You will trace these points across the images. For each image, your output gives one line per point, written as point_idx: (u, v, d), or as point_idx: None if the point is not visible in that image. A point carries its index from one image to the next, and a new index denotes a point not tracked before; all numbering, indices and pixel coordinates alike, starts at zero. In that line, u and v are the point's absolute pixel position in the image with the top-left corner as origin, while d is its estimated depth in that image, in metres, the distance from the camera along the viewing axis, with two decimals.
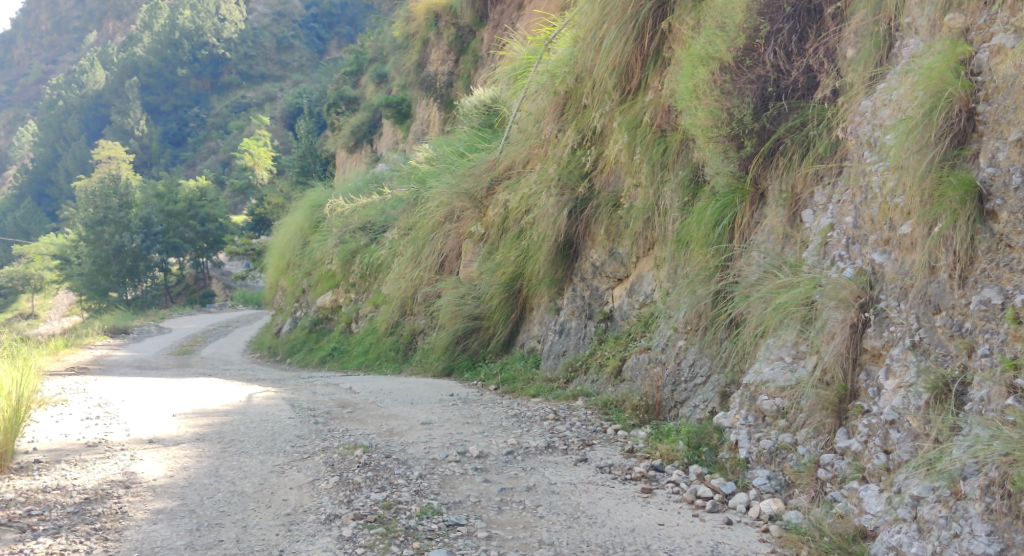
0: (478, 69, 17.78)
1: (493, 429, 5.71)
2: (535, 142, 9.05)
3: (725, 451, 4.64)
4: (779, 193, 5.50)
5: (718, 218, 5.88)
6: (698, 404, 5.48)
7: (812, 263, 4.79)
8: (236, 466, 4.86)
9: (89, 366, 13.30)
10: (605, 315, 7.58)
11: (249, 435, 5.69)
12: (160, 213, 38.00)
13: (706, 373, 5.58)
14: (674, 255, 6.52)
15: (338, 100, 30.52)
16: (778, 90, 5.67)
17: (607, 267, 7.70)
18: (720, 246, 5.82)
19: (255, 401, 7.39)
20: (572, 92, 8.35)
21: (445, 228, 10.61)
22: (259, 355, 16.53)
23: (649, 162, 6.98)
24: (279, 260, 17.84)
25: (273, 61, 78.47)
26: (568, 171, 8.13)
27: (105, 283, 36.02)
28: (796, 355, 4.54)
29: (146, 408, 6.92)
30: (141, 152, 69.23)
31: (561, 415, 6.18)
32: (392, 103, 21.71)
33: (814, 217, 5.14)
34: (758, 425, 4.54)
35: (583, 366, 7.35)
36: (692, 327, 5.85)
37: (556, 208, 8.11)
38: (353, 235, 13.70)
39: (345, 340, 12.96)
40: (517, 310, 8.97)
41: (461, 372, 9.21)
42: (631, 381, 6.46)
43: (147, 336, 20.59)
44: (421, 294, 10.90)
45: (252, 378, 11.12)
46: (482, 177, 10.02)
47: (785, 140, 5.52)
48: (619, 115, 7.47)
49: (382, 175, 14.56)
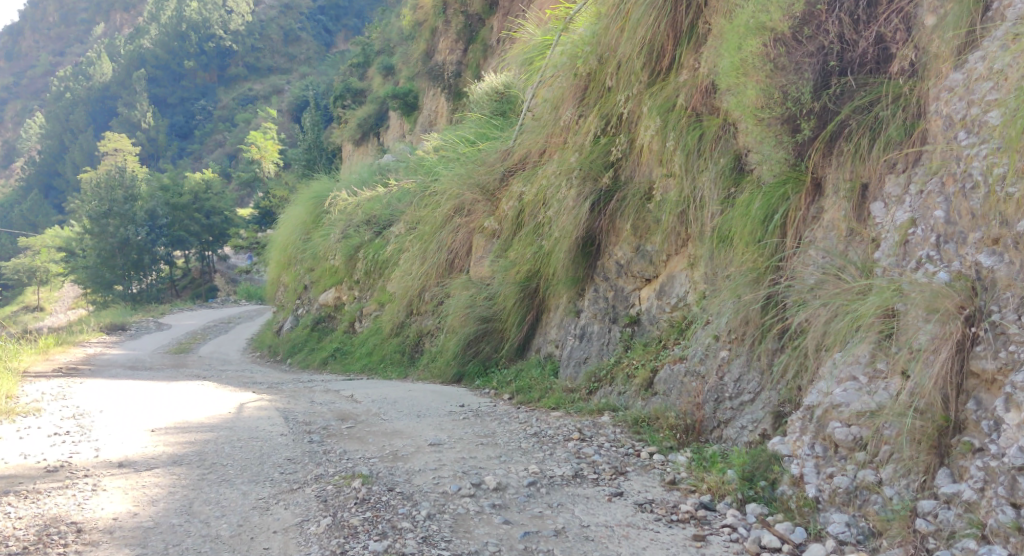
0: (487, 58, 17.05)
1: (510, 451, 5.02)
2: (552, 129, 8.31)
3: (786, 485, 3.95)
4: (839, 184, 4.82)
5: (768, 212, 5.22)
6: (746, 425, 4.89)
7: (888, 265, 4.13)
8: (214, 499, 4.20)
9: (79, 366, 12.63)
10: (631, 319, 6.88)
11: (233, 458, 5.02)
12: (165, 206, 37.42)
13: (756, 389, 4.97)
14: (714, 253, 5.86)
15: (344, 93, 29.79)
16: (843, 65, 4.94)
17: (633, 265, 7.00)
18: (769, 244, 5.16)
19: (246, 413, 6.71)
20: (595, 74, 7.60)
21: (454, 222, 9.93)
22: (259, 354, 15.84)
23: (683, 149, 6.29)
24: (280, 254, 17.16)
25: (280, 54, 77.62)
26: (590, 161, 7.35)
27: (110, 277, 35.39)
28: (874, 375, 3.85)
29: (124, 421, 6.25)
30: (148, 144, 68.58)
31: (587, 434, 5.48)
32: (398, 94, 21.06)
33: (886, 210, 4.45)
34: (827, 457, 3.84)
35: (607, 376, 6.64)
36: (737, 337, 5.21)
37: (578, 200, 7.37)
38: (357, 230, 13.08)
39: (348, 340, 12.28)
40: (533, 312, 8.25)
41: (472, 379, 8.47)
42: (664, 394, 5.78)
43: (146, 333, 19.89)
44: (428, 293, 10.18)
45: (249, 382, 10.41)
46: (494, 167, 9.34)
47: (850, 122, 4.80)
48: (649, 98, 6.79)
49: (388, 167, 13.91)
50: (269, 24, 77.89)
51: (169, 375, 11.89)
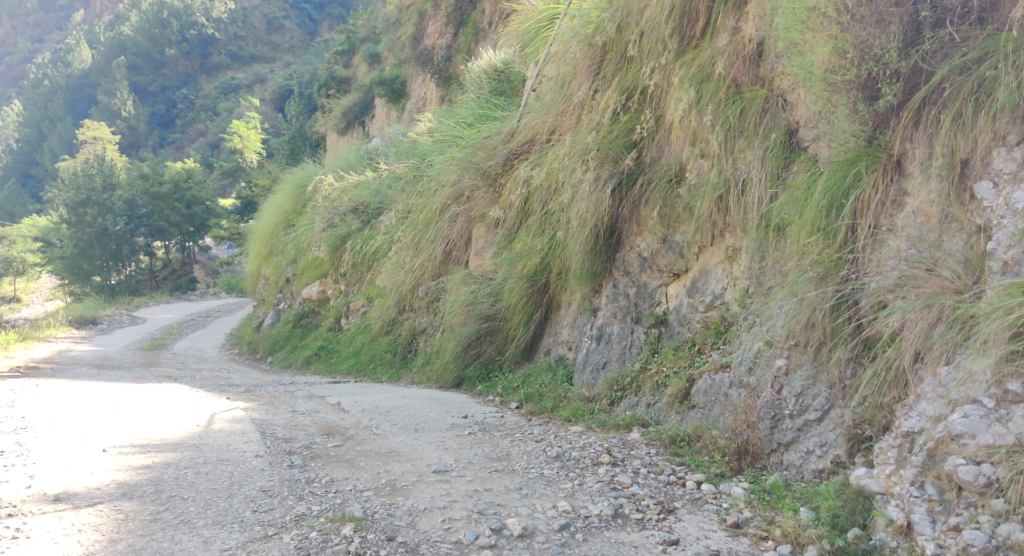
0: (479, 42, 16.20)
1: (531, 481, 4.18)
2: (562, 107, 7.49)
3: (886, 534, 3.23)
4: (930, 161, 4.03)
5: (833, 198, 4.43)
6: (813, 449, 4.11)
7: (1011, 259, 3.41)
8: (167, 551, 3.38)
9: (40, 366, 11.61)
10: (657, 319, 6.04)
11: (197, 489, 4.16)
12: (144, 195, 36.15)
13: (825, 406, 4.17)
14: (765, 242, 5.08)
15: (329, 80, 28.71)
16: (937, 14, 4.11)
17: (660, 258, 6.19)
18: (839, 233, 4.35)
19: (217, 426, 5.82)
20: (612, 44, 6.78)
21: (451, 211, 9.06)
22: (237, 352, 14.85)
23: (722, 124, 5.52)
24: (259, 245, 16.23)
25: (263, 42, 76.02)
26: (609, 141, 6.48)
27: (88, 268, 34.10)
28: (1004, 398, 3.07)
29: (73, 438, 5.36)
30: (129, 132, 66.74)
31: (619, 456, 4.65)
32: (385, 80, 20.06)
33: (996, 191, 3.66)
34: (945, 502, 3.08)
35: (632, 384, 5.82)
36: (797, 342, 4.40)
37: (596, 185, 6.51)
38: (343, 218, 12.28)
39: (333, 338, 11.36)
40: (541, 310, 7.41)
41: (473, 384, 7.61)
42: (703, 408, 4.97)
43: (119, 328, 18.72)
44: (422, 288, 9.30)
45: (225, 384, 9.49)
46: (496, 151, 8.50)
47: (946, 84, 3.99)
48: (679, 68, 5.99)
49: (376, 151, 13.07)
50: (252, 11, 76.20)
51: (137, 375, 10.89)
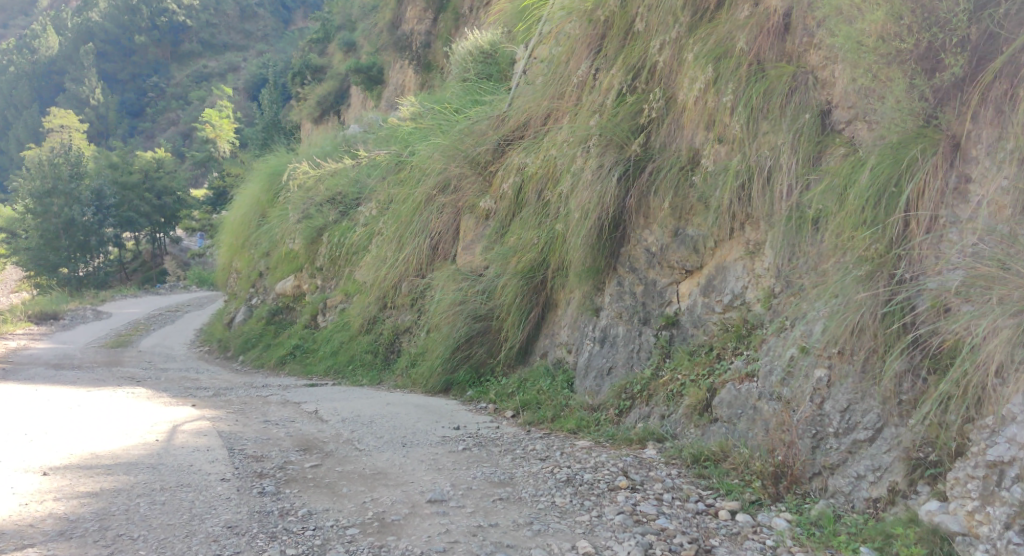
0: (460, 28, 15.59)
1: (542, 513, 3.62)
2: (558, 89, 6.91)
3: None
4: (1000, 143, 3.52)
5: (883, 186, 3.90)
6: (865, 474, 3.57)
7: None
8: None
9: None
10: (668, 320, 5.46)
11: (149, 526, 3.52)
12: (113, 185, 34.97)
13: (878, 425, 3.62)
14: (797, 236, 4.53)
15: (302, 69, 27.76)
16: None
17: (670, 253, 5.62)
18: (891, 227, 3.82)
19: (178, 442, 5.15)
20: (615, 19, 6.21)
21: (437, 203, 8.45)
22: (207, 349, 14.08)
23: (744, 105, 4.95)
24: (231, 238, 15.50)
25: (235, 30, 74.59)
26: (614, 124, 5.92)
27: (54, 259, 32.32)
28: None
29: (10, 458, 4.66)
30: (97, 120, 64.71)
31: (638, 479, 4.08)
32: (360, 68, 19.22)
33: None
34: None
35: (643, 392, 5.25)
36: (841, 351, 3.84)
37: (599, 172, 5.92)
38: (319, 209, 11.60)
39: (309, 336, 10.69)
40: (537, 309, 6.84)
41: (462, 389, 7.00)
42: (728, 422, 4.40)
43: (82, 324, 17.79)
44: (406, 284, 8.69)
45: (192, 388, 8.77)
46: (485, 137, 7.91)
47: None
48: (693, 43, 5.43)
49: (354, 138, 12.43)
50: None
51: (98, 377, 10.11)
